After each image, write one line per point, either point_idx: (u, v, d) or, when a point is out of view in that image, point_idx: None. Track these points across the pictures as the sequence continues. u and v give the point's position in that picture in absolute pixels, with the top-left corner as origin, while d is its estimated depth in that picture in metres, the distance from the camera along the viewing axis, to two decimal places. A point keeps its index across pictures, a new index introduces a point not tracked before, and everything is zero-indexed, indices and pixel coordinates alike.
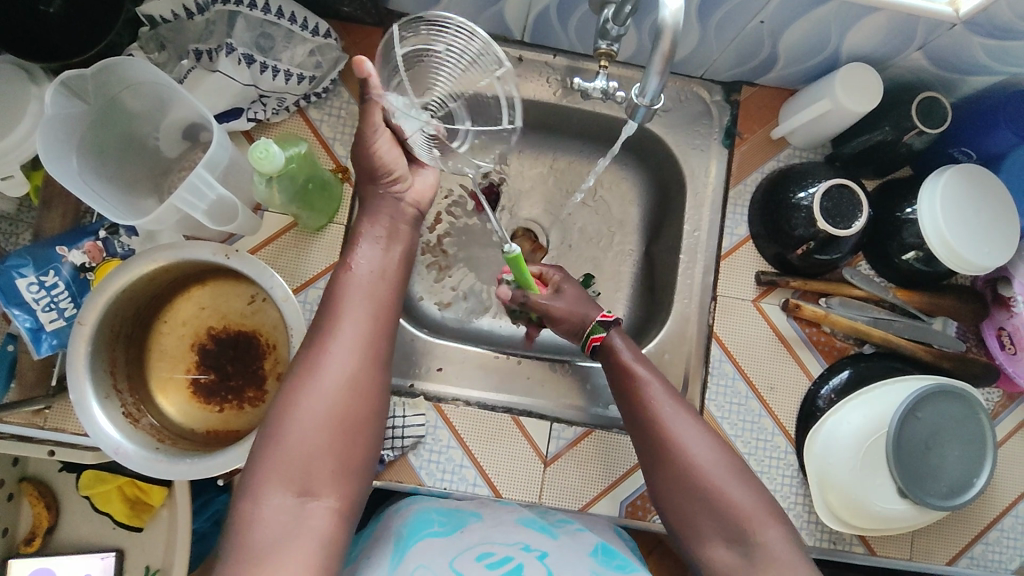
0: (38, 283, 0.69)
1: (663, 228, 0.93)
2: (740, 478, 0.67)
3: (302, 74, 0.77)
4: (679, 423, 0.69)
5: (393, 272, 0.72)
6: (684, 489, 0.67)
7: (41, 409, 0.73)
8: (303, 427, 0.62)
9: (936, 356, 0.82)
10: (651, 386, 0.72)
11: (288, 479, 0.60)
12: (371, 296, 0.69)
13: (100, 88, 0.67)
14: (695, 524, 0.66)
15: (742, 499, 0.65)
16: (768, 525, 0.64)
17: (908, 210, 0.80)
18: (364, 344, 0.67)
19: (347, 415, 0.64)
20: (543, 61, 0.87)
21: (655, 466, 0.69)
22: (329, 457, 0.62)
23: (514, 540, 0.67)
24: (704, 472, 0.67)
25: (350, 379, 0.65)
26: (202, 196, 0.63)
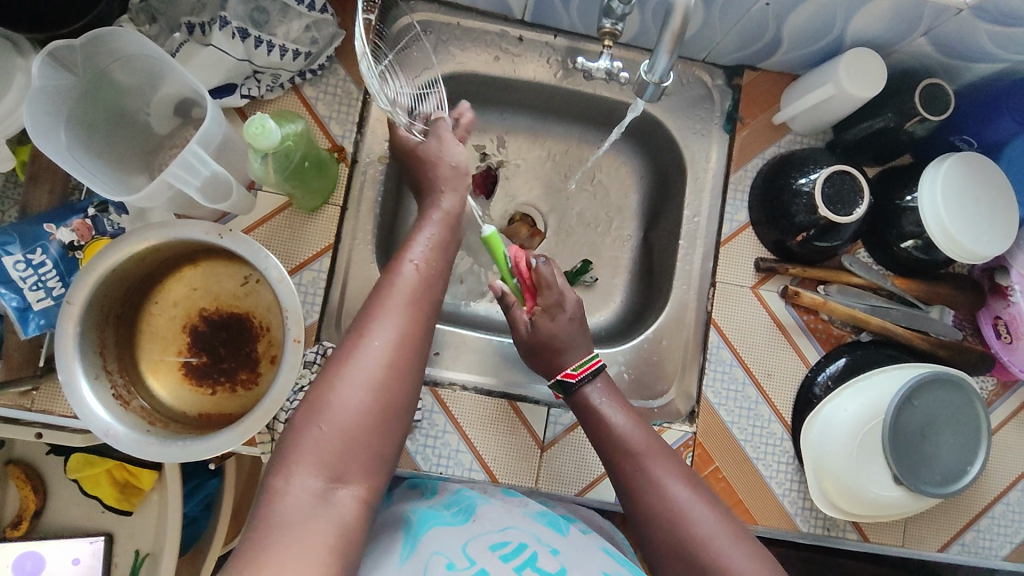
0: (25, 261, 0.67)
1: (661, 214, 0.92)
2: (736, 537, 0.60)
3: (297, 49, 0.75)
4: (665, 473, 0.65)
5: (439, 263, 0.69)
6: (674, 548, 0.61)
7: (29, 390, 0.71)
8: (346, 410, 0.57)
9: (933, 344, 0.82)
10: (631, 435, 0.68)
11: (320, 462, 0.55)
12: (418, 286, 0.66)
13: (89, 60, 0.65)
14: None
15: (740, 561, 0.59)
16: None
17: (908, 198, 0.79)
18: (409, 334, 0.63)
19: (384, 406, 0.59)
20: (544, 41, 0.86)
21: (642, 524, 0.64)
22: (361, 451, 0.57)
23: (527, 531, 0.65)
24: (695, 529, 0.61)
25: (393, 367, 0.60)
26: (196, 173, 0.61)
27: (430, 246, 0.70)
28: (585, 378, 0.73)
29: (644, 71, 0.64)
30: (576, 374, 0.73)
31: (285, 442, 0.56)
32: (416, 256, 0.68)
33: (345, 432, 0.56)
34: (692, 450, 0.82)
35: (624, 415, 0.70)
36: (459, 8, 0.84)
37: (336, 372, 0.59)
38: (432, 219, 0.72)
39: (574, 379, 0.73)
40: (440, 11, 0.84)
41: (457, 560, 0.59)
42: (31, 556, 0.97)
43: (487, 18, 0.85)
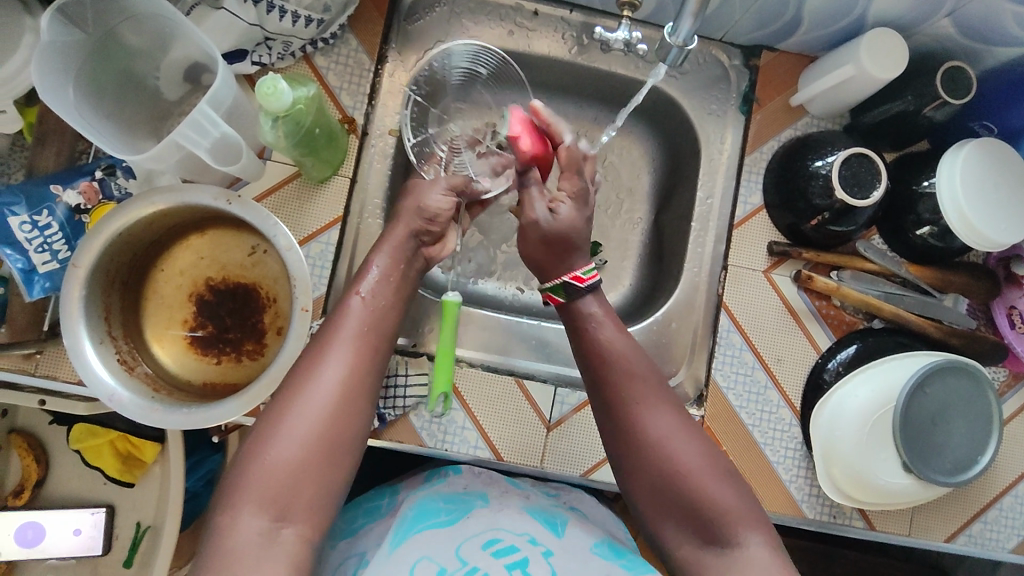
0: (31, 222, 0.66)
1: (673, 196, 0.91)
2: (717, 468, 0.63)
3: (310, 16, 0.73)
4: (650, 401, 0.65)
5: (391, 294, 0.69)
6: (654, 475, 0.63)
7: (32, 354, 0.70)
8: (290, 446, 0.58)
9: (946, 332, 0.81)
10: (621, 358, 0.68)
11: (265, 501, 0.55)
12: (370, 319, 0.66)
13: (100, 18, 0.64)
14: (667, 517, 0.63)
15: (723, 495, 0.61)
16: (750, 527, 0.60)
17: (925, 183, 0.78)
18: (358, 367, 0.63)
19: (330, 441, 0.59)
20: (559, 16, 0.85)
21: (621, 448, 0.65)
22: (307, 486, 0.57)
23: (521, 530, 0.67)
24: (677, 459, 0.63)
25: (341, 400, 0.61)
26: (205, 133, 0.60)
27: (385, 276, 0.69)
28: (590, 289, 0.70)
29: (667, 34, 0.65)
30: (584, 280, 0.70)
31: (231, 479, 0.57)
32: (366, 289, 0.67)
33: (288, 469, 0.57)
34: None
35: (616, 337, 0.69)
36: None
37: (281, 408, 0.59)
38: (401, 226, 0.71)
39: (581, 283, 0.70)
40: None
41: (447, 565, 0.62)
42: (33, 525, 0.95)
43: None
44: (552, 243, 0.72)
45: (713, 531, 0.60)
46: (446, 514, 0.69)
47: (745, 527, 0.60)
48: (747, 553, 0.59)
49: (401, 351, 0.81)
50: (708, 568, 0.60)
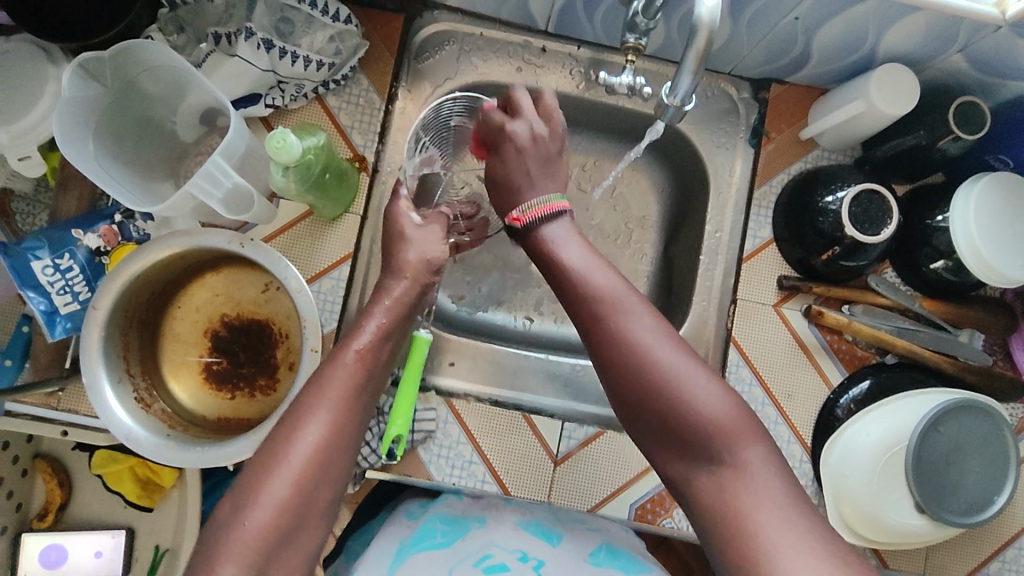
0: (53, 266, 0.69)
1: (682, 227, 0.91)
2: (703, 373, 0.55)
3: (321, 60, 0.75)
4: (623, 309, 0.57)
5: (384, 351, 0.64)
6: (628, 386, 0.56)
7: (54, 391, 0.73)
8: (266, 509, 0.53)
9: (960, 369, 0.80)
10: (586, 274, 0.60)
11: (242, 567, 0.51)
12: (359, 374, 0.61)
13: (118, 71, 0.66)
14: (654, 438, 0.56)
15: (714, 406, 0.54)
16: (747, 441, 0.53)
17: (939, 218, 0.77)
18: (345, 425, 0.58)
19: (308, 505, 0.55)
20: (567, 53, 0.85)
21: (597, 364, 0.58)
22: (284, 550, 0.53)
23: (514, 547, 0.66)
24: (656, 365, 0.55)
25: (327, 454, 0.57)
26: (218, 184, 0.62)
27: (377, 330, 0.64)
28: (540, 219, 0.66)
29: (666, 92, 0.62)
30: (525, 218, 0.67)
31: (206, 545, 0.52)
32: (359, 342, 0.63)
33: (263, 536, 0.52)
34: None
35: (582, 254, 0.62)
36: (482, 20, 0.84)
37: (260, 470, 0.55)
38: (398, 279, 0.68)
39: (521, 222, 0.67)
40: (462, 20, 0.84)
41: None
42: (56, 547, 1.00)
43: (510, 28, 0.84)
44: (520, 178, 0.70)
45: (704, 449, 0.54)
46: (442, 537, 0.68)
47: (737, 439, 0.53)
48: (743, 465, 0.52)
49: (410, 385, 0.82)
50: (702, 491, 0.54)
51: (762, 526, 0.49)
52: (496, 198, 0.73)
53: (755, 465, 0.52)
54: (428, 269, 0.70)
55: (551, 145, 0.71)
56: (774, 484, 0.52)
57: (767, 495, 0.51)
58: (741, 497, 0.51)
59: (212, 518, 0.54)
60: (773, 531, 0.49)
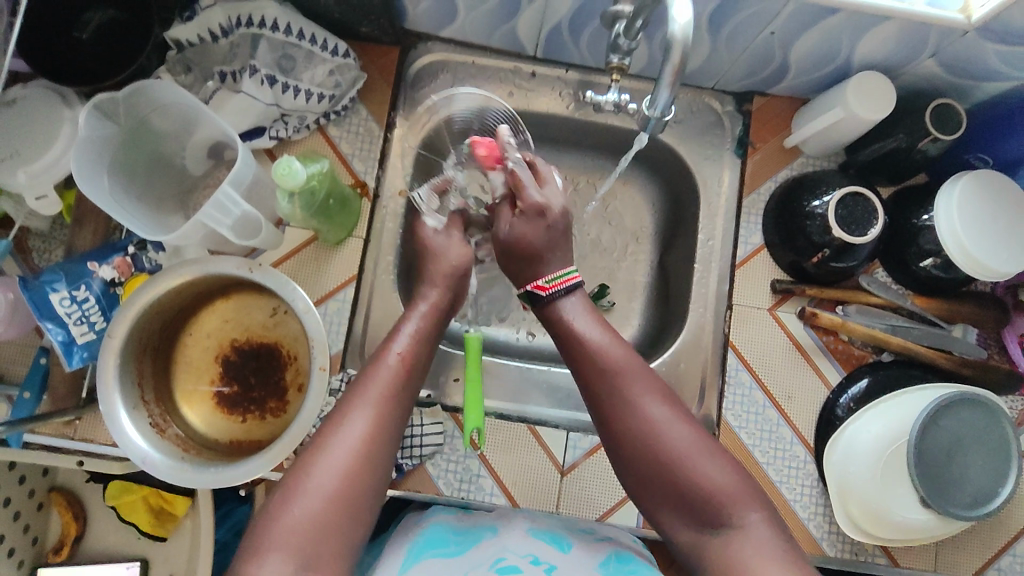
0: (70, 297, 0.71)
1: (676, 238, 0.94)
2: (709, 450, 0.63)
3: (322, 92, 0.79)
4: (637, 392, 0.66)
5: (418, 359, 0.70)
6: (648, 463, 0.64)
7: (73, 419, 0.76)
8: (313, 498, 0.58)
9: (956, 363, 0.81)
10: (600, 349, 0.68)
11: (288, 552, 0.55)
12: (398, 376, 0.67)
13: (131, 110, 0.70)
14: (670, 508, 0.63)
15: (717, 476, 0.61)
16: (749, 506, 0.60)
17: (925, 217, 0.79)
18: (381, 427, 0.64)
19: (353, 496, 0.60)
20: (556, 76, 0.89)
21: (613, 434, 0.66)
22: (330, 536, 0.58)
23: (525, 552, 0.68)
24: (667, 444, 0.63)
25: (363, 454, 0.61)
26: (228, 212, 0.64)
27: (415, 337, 0.70)
28: (557, 292, 0.72)
29: (645, 105, 0.63)
30: (548, 287, 0.73)
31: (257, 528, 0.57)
32: (399, 344, 0.69)
33: (308, 524, 0.57)
34: None
35: (600, 328, 0.70)
36: (475, 48, 0.88)
37: (306, 462, 0.60)
38: (432, 287, 0.75)
39: (545, 292, 0.73)
40: (455, 49, 0.88)
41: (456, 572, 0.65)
42: None
43: (500, 55, 0.88)
44: (542, 245, 0.74)
45: (712, 516, 0.61)
46: (454, 545, 0.70)
47: (743, 505, 0.60)
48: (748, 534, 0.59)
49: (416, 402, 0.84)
50: (710, 551, 0.60)
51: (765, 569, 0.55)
52: (509, 255, 0.75)
53: (759, 532, 0.59)
54: (456, 275, 0.76)
55: (563, 224, 0.75)
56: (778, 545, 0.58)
57: (770, 554, 0.56)
58: (749, 555, 0.57)
59: (261, 509, 0.59)
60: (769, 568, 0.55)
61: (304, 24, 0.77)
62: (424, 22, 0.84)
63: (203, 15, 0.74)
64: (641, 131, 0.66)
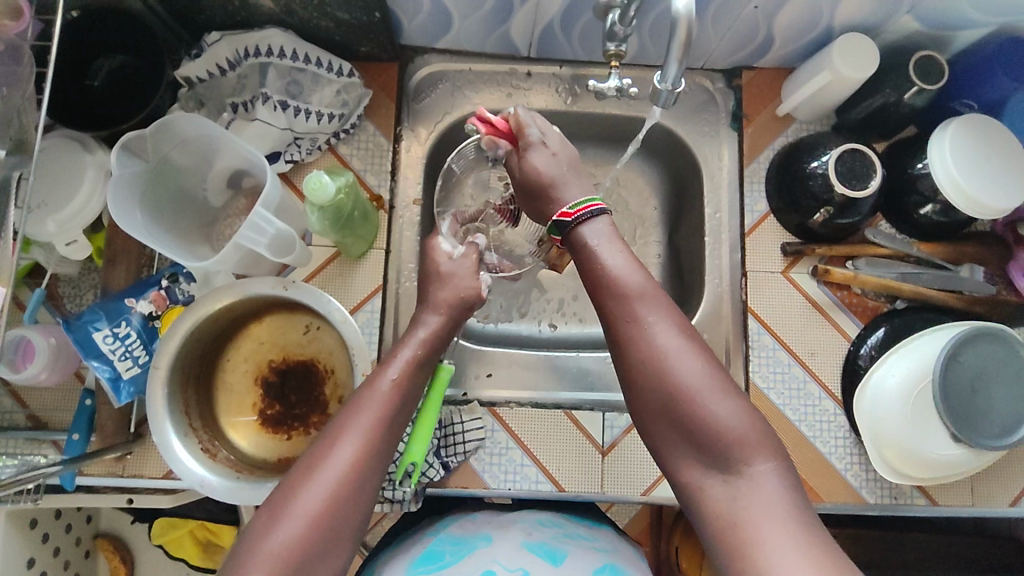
0: (113, 334, 0.73)
1: (682, 216, 0.97)
2: (723, 389, 0.60)
3: (331, 112, 0.82)
4: (651, 320, 0.63)
5: (415, 384, 0.67)
6: (656, 395, 0.61)
7: (124, 456, 0.78)
8: (300, 518, 0.56)
9: (967, 302, 0.84)
10: (617, 272, 0.66)
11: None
12: (391, 396, 0.64)
13: (157, 147, 0.72)
14: (678, 445, 0.60)
15: (728, 419, 0.58)
16: (759, 454, 0.57)
17: (919, 166, 0.82)
18: (372, 453, 0.61)
19: (335, 524, 0.57)
20: (552, 72, 0.92)
21: (623, 365, 0.64)
22: (314, 546, 0.55)
23: (516, 565, 0.67)
24: (676, 375, 0.60)
25: (352, 479, 0.59)
26: (262, 232, 0.67)
27: (410, 361, 0.68)
28: (581, 217, 0.70)
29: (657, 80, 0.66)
30: (572, 213, 0.70)
31: (242, 551, 0.55)
32: (397, 367, 0.67)
33: (292, 544, 0.55)
34: None
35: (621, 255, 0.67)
36: (470, 55, 0.91)
37: (298, 481, 0.58)
38: (434, 312, 0.73)
39: (570, 218, 0.71)
40: (452, 59, 0.91)
41: None
42: None
43: (496, 59, 0.92)
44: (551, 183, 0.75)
45: (721, 460, 0.57)
46: (450, 556, 0.70)
47: (752, 452, 0.57)
48: (756, 482, 0.56)
49: (453, 401, 0.87)
50: (711, 498, 0.57)
51: (770, 529, 0.53)
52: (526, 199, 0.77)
53: (766, 483, 0.56)
54: (460, 306, 0.74)
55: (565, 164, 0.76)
56: (787, 498, 0.55)
57: (772, 509, 0.54)
58: (752, 508, 0.54)
59: (245, 530, 0.57)
60: (774, 542, 0.52)
61: (308, 48, 0.80)
62: (420, 35, 0.87)
63: (210, 51, 0.78)
64: (654, 105, 0.68)
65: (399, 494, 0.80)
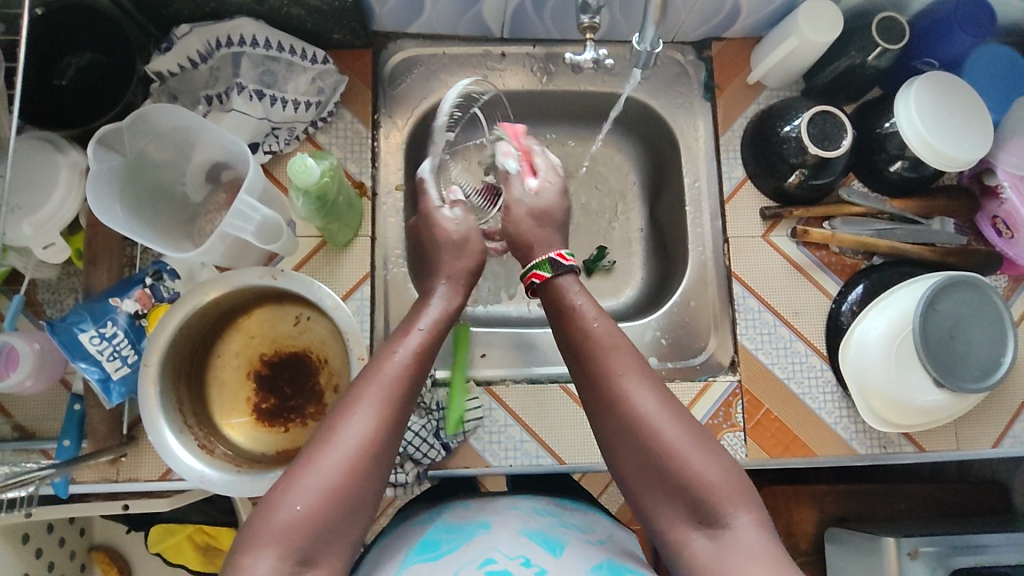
0: (99, 334, 0.72)
1: (662, 189, 0.99)
2: (703, 444, 0.60)
3: (308, 100, 0.82)
4: (630, 380, 0.63)
5: (432, 351, 0.67)
6: (636, 452, 0.60)
7: (117, 459, 0.76)
8: (311, 487, 0.55)
9: (942, 254, 0.87)
10: (594, 333, 0.66)
11: (283, 552, 0.52)
12: (410, 366, 0.63)
13: (134, 141, 0.71)
14: (660, 501, 0.59)
15: (709, 471, 0.58)
16: (738, 507, 0.57)
17: (887, 124, 0.84)
18: (391, 419, 0.60)
19: (354, 492, 0.56)
20: (525, 52, 0.93)
21: (604, 428, 0.63)
22: (324, 526, 0.54)
23: (516, 552, 0.60)
24: (661, 437, 0.59)
25: (370, 446, 0.58)
26: (249, 219, 0.68)
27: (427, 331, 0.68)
28: (562, 268, 0.72)
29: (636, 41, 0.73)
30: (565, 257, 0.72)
31: (255, 519, 0.54)
32: (413, 348, 0.65)
33: (308, 516, 0.54)
34: (741, 398, 0.86)
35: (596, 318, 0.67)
36: (443, 39, 0.91)
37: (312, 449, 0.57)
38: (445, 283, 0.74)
39: (566, 261, 0.72)
40: (425, 43, 0.91)
41: None
42: None
43: (469, 42, 0.92)
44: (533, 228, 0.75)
45: (704, 513, 0.57)
46: (447, 545, 0.63)
47: (734, 504, 0.57)
48: (737, 534, 0.56)
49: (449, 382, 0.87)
50: (695, 553, 0.56)
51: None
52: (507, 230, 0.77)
53: (749, 533, 0.55)
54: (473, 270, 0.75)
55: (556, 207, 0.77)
56: (771, 546, 0.55)
57: (756, 558, 0.53)
58: (738, 561, 0.54)
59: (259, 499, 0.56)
60: None
61: (281, 37, 0.80)
62: (392, 21, 0.87)
63: (180, 44, 0.77)
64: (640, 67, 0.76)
65: (402, 476, 0.81)
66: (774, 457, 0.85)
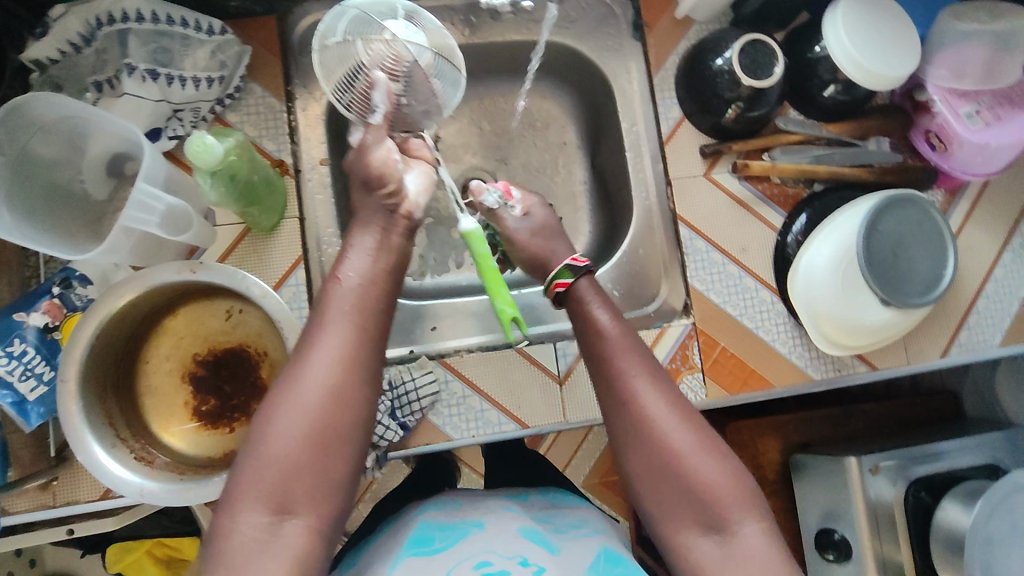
0: (6, 354, 0.66)
1: (601, 137, 0.96)
2: (712, 449, 0.59)
3: (210, 76, 0.75)
4: (642, 387, 0.61)
5: (384, 277, 0.63)
6: (649, 458, 0.59)
7: (49, 483, 0.70)
8: (286, 438, 0.53)
9: (880, 172, 0.87)
10: (608, 338, 0.64)
11: (265, 502, 0.51)
12: (362, 301, 0.60)
13: (12, 137, 0.64)
14: (669, 503, 0.58)
15: (718, 477, 0.57)
16: (743, 513, 0.56)
17: (817, 49, 0.83)
18: (354, 356, 0.58)
19: (328, 432, 0.54)
20: (443, 5, 0.88)
21: (615, 431, 0.62)
22: (306, 476, 0.53)
23: (513, 551, 0.58)
24: (673, 446, 0.58)
25: (334, 387, 0.56)
26: (153, 210, 0.63)
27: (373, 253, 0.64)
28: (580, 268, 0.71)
29: None
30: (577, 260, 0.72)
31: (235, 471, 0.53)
32: (359, 275, 0.62)
33: (287, 461, 0.52)
34: (697, 339, 0.86)
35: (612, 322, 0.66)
36: None
37: (279, 400, 0.55)
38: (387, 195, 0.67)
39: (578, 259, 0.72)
40: None
41: None
42: None
43: None
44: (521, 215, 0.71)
45: (710, 517, 0.56)
46: (440, 542, 0.60)
47: (739, 510, 0.56)
48: (745, 542, 0.55)
49: (402, 360, 0.84)
50: (700, 558, 0.56)
51: None
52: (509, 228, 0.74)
53: (755, 540, 0.55)
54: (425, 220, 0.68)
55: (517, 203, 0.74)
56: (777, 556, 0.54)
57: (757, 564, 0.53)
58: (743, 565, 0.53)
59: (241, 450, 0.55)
60: None
61: (169, 8, 0.73)
62: None
63: (57, 27, 0.69)
64: None
65: None
66: (733, 394, 0.85)
